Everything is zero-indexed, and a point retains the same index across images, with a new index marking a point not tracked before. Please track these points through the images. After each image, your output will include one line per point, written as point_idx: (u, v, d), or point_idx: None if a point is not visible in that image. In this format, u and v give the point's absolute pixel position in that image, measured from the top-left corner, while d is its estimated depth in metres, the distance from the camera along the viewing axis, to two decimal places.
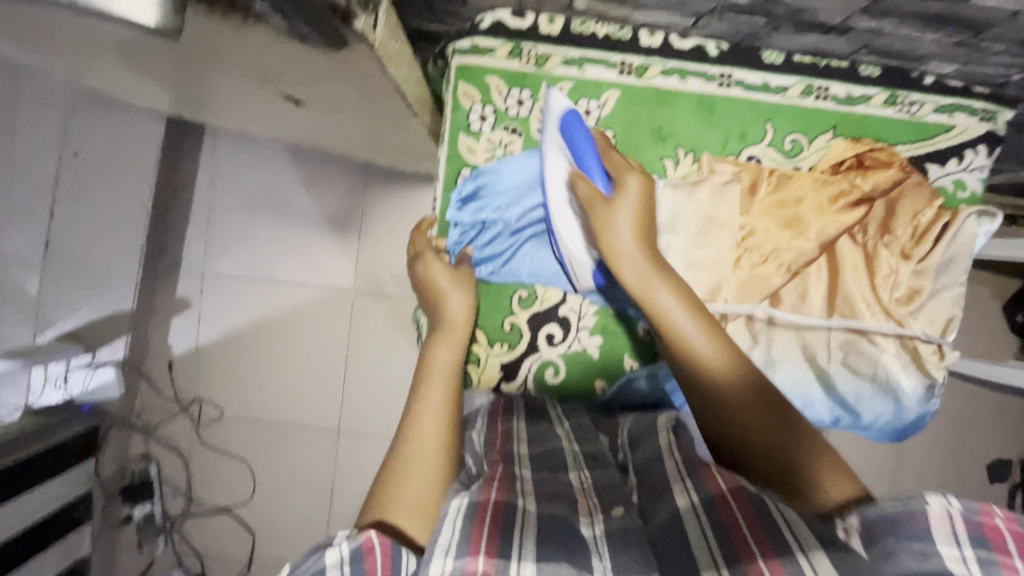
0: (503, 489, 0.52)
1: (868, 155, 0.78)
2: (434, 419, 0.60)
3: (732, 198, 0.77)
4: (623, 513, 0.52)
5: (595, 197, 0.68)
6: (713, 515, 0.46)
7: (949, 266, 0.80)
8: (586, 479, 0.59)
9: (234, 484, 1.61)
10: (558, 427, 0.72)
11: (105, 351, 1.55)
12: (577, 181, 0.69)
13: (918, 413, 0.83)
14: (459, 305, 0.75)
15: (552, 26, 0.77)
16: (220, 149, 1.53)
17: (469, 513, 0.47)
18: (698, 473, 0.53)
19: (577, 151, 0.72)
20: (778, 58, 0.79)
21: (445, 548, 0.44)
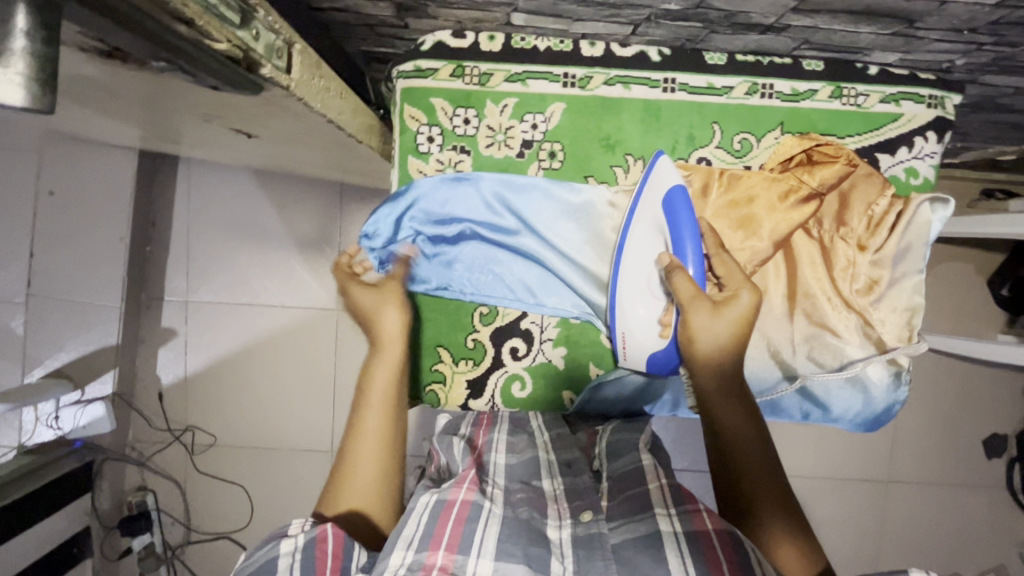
0: (471, 490, 0.59)
1: (815, 149, 0.78)
2: (374, 449, 0.64)
3: None
4: (591, 519, 0.59)
5: (697, 298, 0.68)
6: (695, 545, 0.53)
7: (905, 254, 0.80)
8: (559, 486, 0.66)
9: (233, 509, 1.63)
10: (536, 437, 0.75)
11: (94, 388, 1.55)
12: (678, 273, 0.68)
13: (887, 402, 0.84)
14: (393, 323, 0.73)
15: (492, 43, 0.77)
16: (194, 180, 1.59)
17: (435, 510, 0.56)
18: (684, 506, 0.58)
19: (677, 235, 0.71)
20: (722, 58, 0.78)
21: (408, 540, 0.53)
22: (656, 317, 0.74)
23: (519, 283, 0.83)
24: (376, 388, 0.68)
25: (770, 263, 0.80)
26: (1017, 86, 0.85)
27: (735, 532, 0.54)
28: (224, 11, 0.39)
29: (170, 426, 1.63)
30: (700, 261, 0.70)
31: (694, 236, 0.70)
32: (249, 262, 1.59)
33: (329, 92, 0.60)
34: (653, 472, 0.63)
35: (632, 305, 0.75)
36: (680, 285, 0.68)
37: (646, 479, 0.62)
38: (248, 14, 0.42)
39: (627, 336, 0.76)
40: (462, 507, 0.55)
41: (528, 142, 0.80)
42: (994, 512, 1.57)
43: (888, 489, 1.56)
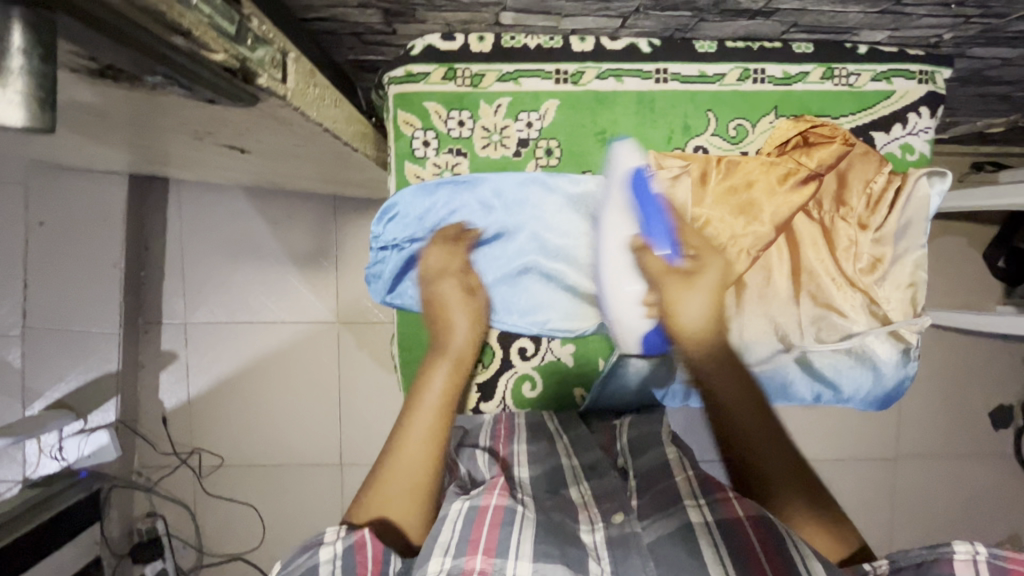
0: (504, 494, 0.60)
1: (812, 130, 0.78)
2: (423, 458, 0.65)
3: (682, 190, 0.77)
4: (623, 520, 0.60)
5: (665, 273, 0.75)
6: (726, 530, 0.56)
7: (906, 230, 0.80)
8: (586, 493, 0.67)
9: (246, 529, 1.62)
10: (556, 439, 0.76)
11: (97, 416, 1.55)
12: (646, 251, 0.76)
13: (897, 378, 0.84)
14: (462, 338, 0.77)
15: (482, 43, 0.77)
16: (186, 200, 1.57)
17: (469, 517, 0.57)
18: (713, 495, 0.61)
19: (646, 219, 0.76)
20: (711, 46, 0.78)
21: (446, 548, 0.54)
22: (640, 300, 0.77)
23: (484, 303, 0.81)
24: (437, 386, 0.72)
25: (772, 247, 0.80)
26: (1004, 57, 0.85)
27: (767, 516, 0.56)
28: (220, 22, 0.39)
29: (176, 450, 1.61)
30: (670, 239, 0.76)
31: (659, 216, 0.76)
32: (246, 280, 1.58)
33: (324, 102, 0.59)
34: (679, 465, 0.68)
35: (621, 284, 0.77)
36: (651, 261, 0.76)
37: (674, 473, 0.67)
38: (242, 24, 0.41)
39: (617, 323, 0.78)
40: (496, 512, 0.56)
41: (524, 141, 0.80)
42: (1005, 482, 1.57)
43: (900, 466, 1.56)
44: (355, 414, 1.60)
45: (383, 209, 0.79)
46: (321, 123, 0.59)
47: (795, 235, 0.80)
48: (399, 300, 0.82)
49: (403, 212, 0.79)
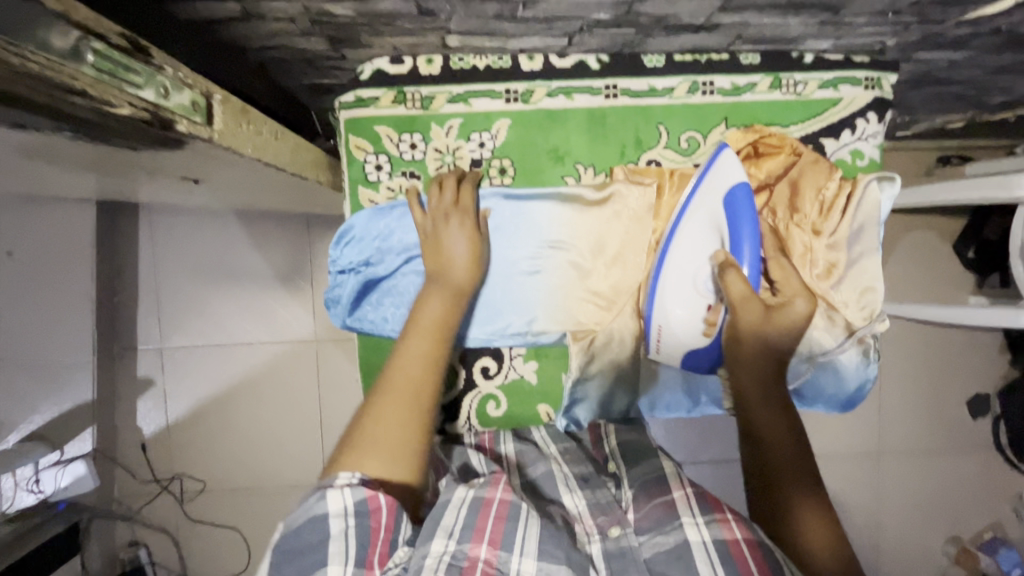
0: (507, 489, 0.62)
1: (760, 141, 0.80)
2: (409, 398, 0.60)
3: (641, 204, 0.79)
4: (619, 533, 0.63)
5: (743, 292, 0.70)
6: (724, 553, 0.56)
7: (860, 235, 0.81)
8: (580, 502, 0.69)
9: (230, 554, 1.60)
10: (547, 453, 0.79)
11: (74, 446, 1.51)
12: (732, 271, 0.69)
13: (858, 381, 0.85)
14: (462, 275, 0.72)
15: (431, 66, 0.77)
16: (157, 224, 1.56)
17: (474, 505, 0.58)
18: (711, 515, 0.61)
19: (737, 236, 0.70)
20: (660, 61, 0.79)
21: (450, 531, 0.55)
22: (702, 317, 0.74)
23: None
24: (428, 323, 0.67)
25: None
26: (951, 60, 0.87)
27: (764, 540, 0.57)
28: (124, 76, 0.38)
29: (156, 477, 1.59)
30: (757, 264, 0.70)
31: (752, 237, 0.69)
32: (221, 302, 1.57)
33: (260, 136, 0.58)
34: (678, 481, 0.68)
35: (670, 304, 0.75)
36: (733, 283, 0.70)
37: (674, 488, 0.67)
38: (151, 73, 0.41)
39: (664, 329, 0.76)
40: (502, 505, 0.58)
41: (477, 161, 0.80)
42: (986, 472, 1.59)
43: (881, 459, 1.58)
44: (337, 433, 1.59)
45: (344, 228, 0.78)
46: (259, 158, 0.58)
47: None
48: (359, 325, 0.81)
49: (366, 233, 0.78)
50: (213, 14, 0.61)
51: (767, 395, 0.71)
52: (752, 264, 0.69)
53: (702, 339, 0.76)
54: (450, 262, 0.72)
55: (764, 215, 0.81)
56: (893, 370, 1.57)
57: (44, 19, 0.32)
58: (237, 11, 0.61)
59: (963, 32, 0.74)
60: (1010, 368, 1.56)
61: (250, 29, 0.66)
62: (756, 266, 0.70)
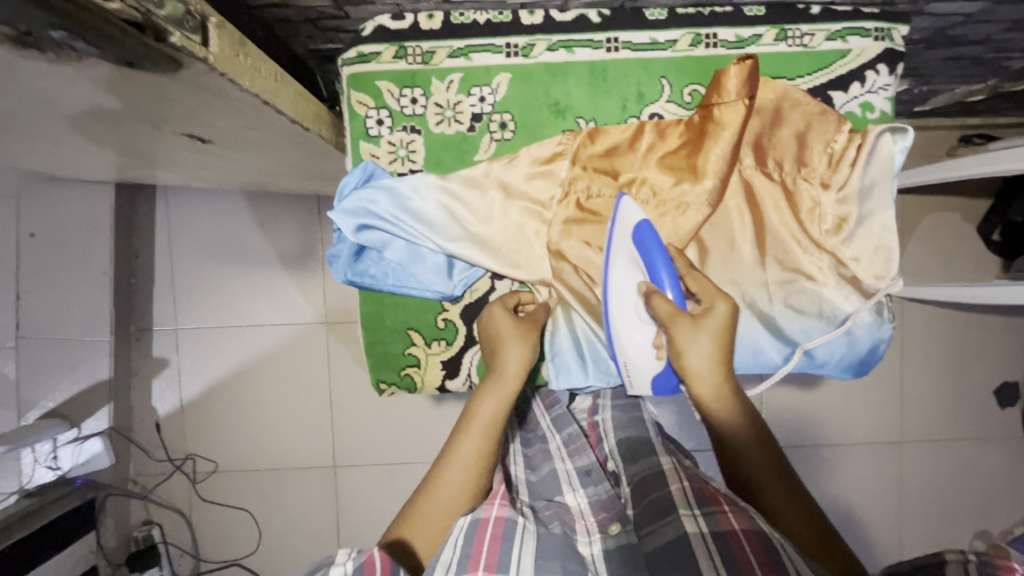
0: (504, 505, 0.60)
1: (724, 76, 0.73)
2: (454, 481, 0.63)
3: (616, 149, 0.78)
4: (619, 531, 0.64)
5: (675, 314, 0.69)
6: (723, 542, 0.54)
7: (871, 191, 0.79)
8: (582, 499, 0.72)
9: (241, 536, 1.62)
10: (552, 442, 0.84)
11: (91, 424, 1.56)
12: (656, 296, 0.70)
13: (871, 341, 0.82)
14: (514, 360, 0.73)
15: (431, 21, 0.77)
16: (173, 208, 1.59)
17: (471, 531, 0.57)
18: (708, 507, 0.59)
19: (651, 265, 0.72)
20: (662, 14, 0.78)
21: (448, 564, 0.53)
22: (651, 342, 0.74)
23: (443, 273, 0.80)
24: (479, 424, 0.67)
25: (734, 209, 0.80)
26: (965, 13, 0.84)
27: (760, 527, 0.55)
28: None
29: (170, 456, 1.62)
30: (677, 283, 0.72)
31: (667, 262, 0.71)
32: (235, 286, 1.60)
33: (260, 72, 0.58)
34: (675, 476, 0.67)
35: (628, 332, 0.74)
36: (660, 306, 0.70)
37: (670, 482, 0.66)
38: None
39: (628, 365, 0.76)
40: (497, 525, 0.56)
41: (477, 116, 0.79)
42: (1015, 464, 1.52)
43: (902, 450, 1.52)
44: (346, 416, 1.60)
45: (355, 179, 0.78)
46: (259, 96, 0.58)
47: (755, 195, 0.80)
48: (361, 280, 0.79)
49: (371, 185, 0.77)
50: None
51: (728, 398, 0.68)
52: (673, 288, 0.71)
53: (658, 364, 0.74)
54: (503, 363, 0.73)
55: (769, 166, 0.80)
56: (914, 356, 1.52)
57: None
58: None
59: None
60: None
61: None
62: (677, 289, 0.71)
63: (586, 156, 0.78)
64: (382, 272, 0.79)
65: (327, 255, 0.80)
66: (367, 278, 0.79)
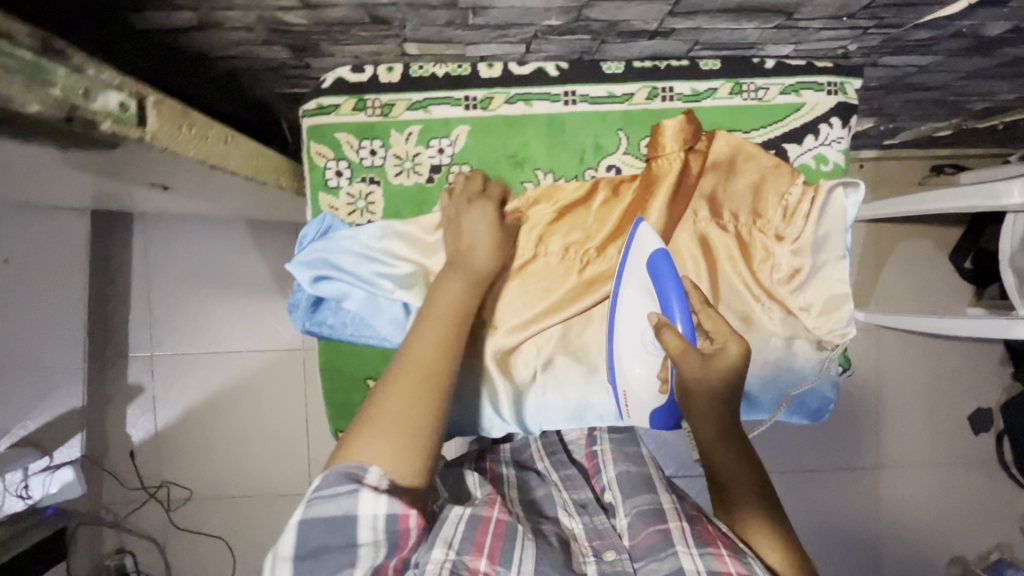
0: (503, 508, 0.63)
1: (660, 122, 0.77)
2: (425, 373, 0.58)
3: (571, 202, 0.79)
4: (615, 558, 0.64)
5: (686, 349, 0.66)
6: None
7: (825, 243, 0.80)
8: (577, 525, 0.70)
9: (217, 564, 1.61)
10: (548, 476, 0.82)
11: (62, 452, 1.54)
12: (666, 329, 0.67)
13: (817, 391, 0.84)
14: (485, 257, 0.72)
15: (391, 74, 0.78)
16: (150, 233, 1.58)
17: (471, 522, 0.59)
18: (706, 547, 0.59)
19: (665, 296, 0.70)
20: (619, 68, 0.79)
21: (451, 542, 0.56)
22: (656, 374, 0.73)
23: (397, 326, 0.78)
24: (445, 311, 0.64)
25: (688, 257, 0.82)
26: (919, 65, 0.86)
27: None
28: (37, 74, 0.37)
29: (144, 484, 1.60)
30: (689, 317, 0.69)
31: (680, 295, 0.69)
32: (212, 311, 1.59)
33: (206, 138, 0.58)
34: (673, 512, 0.67)
35: (630, 363, 0.74)
36: (670, 341, 0.67)
37: (667, 517, 0.65)
38: (72, 72, 0.40)
39: (628, 394, 0.75)
40: (500, 525, 0.59)
41: (436, 167, 0.80)
42: (989, 490, 1.53)
43: (878, 474, 1.53)
44: (325, 443, 1.60)
45: (312, 230, 0.79)
46: (203, 160, 0.58)
47: (708, 247, 0.82)
48: (319, 329, 0.80)
49: (326, 235, 0.78)
50: (171, 23, 0.64)
51: (726, 439, 0.67)
52: (684, 322, 0.68)
53: (660, 398, 0.73)
54: (473, 252, 0.72)
55: (720, 218, 0.82)
56: (889, 383, 1.53)
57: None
58: (194, 20, 0.64)
59: (924, 35, 0.74)
60: (1011, 381, 1.52)
61: (210, 38, 0.69)
62: (688, 321, 0.68)
63: (539, 210, 0.80)
64: (338, 321, 0.79)
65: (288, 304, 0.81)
66: (325, 329, 0.79)
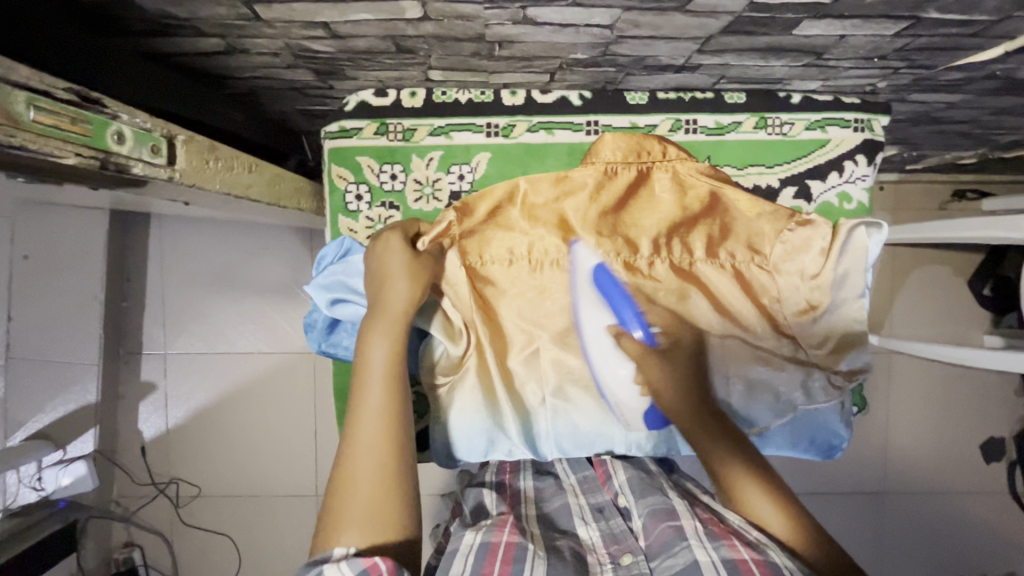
0: (514, 532, 0.65)
1: (652, 166, 0.80)
2: (370, 452, 0.60)
3: (580, 227, 0.80)
4: (631, 561, 0.66)
5: (639, 352, 0.77)
6: (731, 567, 0.56)
7: (845, 281, 0.79)
8: (594, 533, 0.72)
9: (223, 561, 1.63)
10: (564, 480, 0.86)
11: (75, 446, 1.56)
12: (623, 336, 0.77)
13: (829, 427, 0.82)
14: (400, 294, 0.70)
15: (414, 98, 0.80)
16: (166, 233, 1.59)
17: (482, 550, 0.62)
18: (718, 539, 0.61)
19: (614, 306, 0.79)
20: (643, 98, 0.81)
21: None
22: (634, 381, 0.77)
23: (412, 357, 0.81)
24: (377, 368, 0.66)
25: (696, 290, 0.81)
26: (948, 102, 0.85)
27: (770, 555, 0.56)
28: (70, 128, 0.42)
29: (154, 480, 1.62)
30: (641, 319, 0.78)
31: (628, 303, 0.78)
32: (225, 313, 1.59)
33: (232, 170, 0.64)
34: (686, 512, 0.68)
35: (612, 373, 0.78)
36: (628, 345, 0.77)
37: (680, 516, 0.67)
38: (101, 121, 0.45)
39: (620, 405, 0.79)
40: (508, 548, 0.61)
41: (456, 193, 0.82)
42: (999, 521, 1.51)
43: (885, 499, 1.51)
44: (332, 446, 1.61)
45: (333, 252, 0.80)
46: (228, 192, 0.63)
47: (707, 287, 0.82)
48: (334, 350, 0.81)
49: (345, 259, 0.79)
50: (201, 48, 0.64)
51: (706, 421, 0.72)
52: (637, 324, 0.77)
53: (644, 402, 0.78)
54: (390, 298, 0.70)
55: (720, 258, 0.81)
56: (900, 408, 1.51)
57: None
58: (222, 46, 0.64)
59: (956, 76, 0.73)
60: None
61: (238, 62, 0.69)
62: (641, 323, 0.77)
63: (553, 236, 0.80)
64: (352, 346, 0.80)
65: (304, 321, 0.82)
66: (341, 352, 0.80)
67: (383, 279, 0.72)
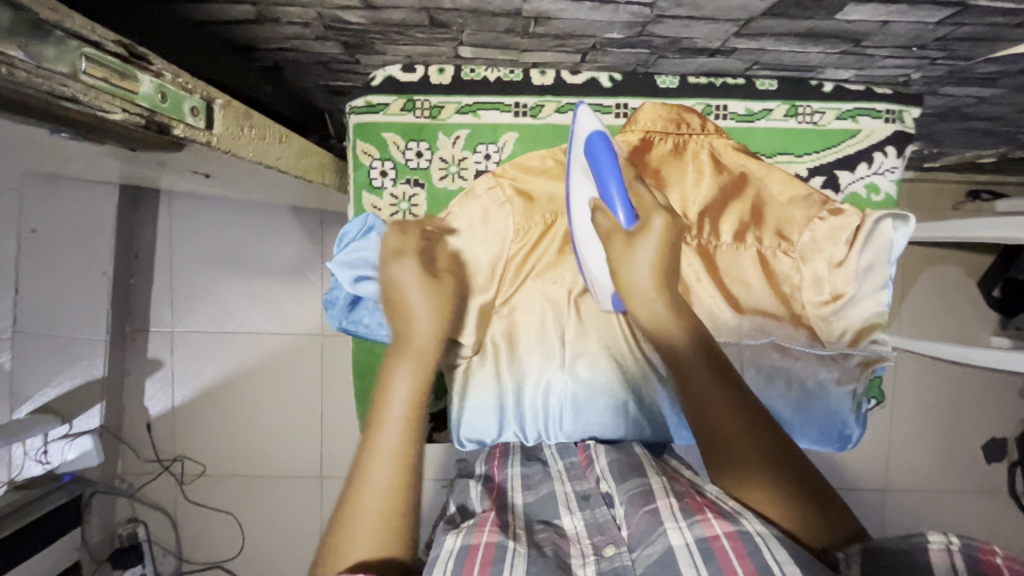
0: (495, 530, 0.57)
1: (688, 139, 0.81)
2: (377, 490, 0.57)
3: None
4: (614, 553, 0.59)
5: (614, 233, 0.70)
6: (706, 553, 0.50)
7: (869, 274, 0.79)
8: (579, 523, 0.65)
9: (226, 539, 1.64)
10: (552, 467, 0.79)
11: (81, 421, 1.55)
12: (600, 213, 0.71)
13: (844, 417, 0.82)
14: (425, 326, 0.70)
15: (442, 75, 0.79)
16: (175, 211, 1.57)
17: (460, 555, 0.54)
18: (693, 516, 0.55)
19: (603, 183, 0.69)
20: (673, 82, 0.80)
21: None
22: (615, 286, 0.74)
23: None
24: (401, 399, 0.64)
25: (720, 269, 0.81)
26: (979, 96, 0.84)
27: (745, 528, 0.51)
28: (123, 82, 0.42)
29: (159, 457, 1.63)
30: (626, 200, 0.69)
31: (617, 179, 0.68)
32: (233, 292, 1.58)
33: (263, 141, 0.63)
34: (662, 490, 0.61)
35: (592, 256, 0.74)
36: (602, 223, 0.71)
37: (655, 496, 0.60)
38: (147, 77, 0.45)
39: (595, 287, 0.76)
40: (488, 549, 0.53)
41: (482, 172, 0.83)
42: (997, 521, 1.52)
43: (888, 496, 1.52)
44: (338, 429, 1.61)
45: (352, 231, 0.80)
46: (260, 162, 0.63)
47: (729, 272, 0.81)
48: (355, 328, 0.81)
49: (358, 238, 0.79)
50: (230, 15, 0.62)
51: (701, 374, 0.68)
52: (620, 204, 0.69)
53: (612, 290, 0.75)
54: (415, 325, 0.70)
55: (747, 241, 0.81)
56: (905, 406, 1.52)
57: (65, 40, 0.37)
58: (252, 14, 0.62)
59: (993, 69, 0.72)
60: None
61: (266, 32, 0.68)
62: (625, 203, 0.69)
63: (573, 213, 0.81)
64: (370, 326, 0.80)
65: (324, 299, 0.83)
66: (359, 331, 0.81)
67: (401, 298, 0.71)
